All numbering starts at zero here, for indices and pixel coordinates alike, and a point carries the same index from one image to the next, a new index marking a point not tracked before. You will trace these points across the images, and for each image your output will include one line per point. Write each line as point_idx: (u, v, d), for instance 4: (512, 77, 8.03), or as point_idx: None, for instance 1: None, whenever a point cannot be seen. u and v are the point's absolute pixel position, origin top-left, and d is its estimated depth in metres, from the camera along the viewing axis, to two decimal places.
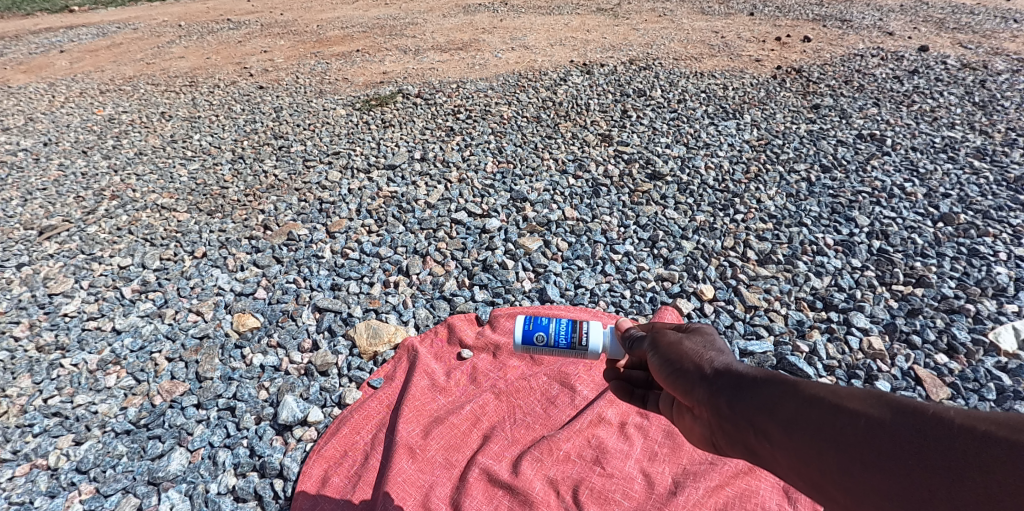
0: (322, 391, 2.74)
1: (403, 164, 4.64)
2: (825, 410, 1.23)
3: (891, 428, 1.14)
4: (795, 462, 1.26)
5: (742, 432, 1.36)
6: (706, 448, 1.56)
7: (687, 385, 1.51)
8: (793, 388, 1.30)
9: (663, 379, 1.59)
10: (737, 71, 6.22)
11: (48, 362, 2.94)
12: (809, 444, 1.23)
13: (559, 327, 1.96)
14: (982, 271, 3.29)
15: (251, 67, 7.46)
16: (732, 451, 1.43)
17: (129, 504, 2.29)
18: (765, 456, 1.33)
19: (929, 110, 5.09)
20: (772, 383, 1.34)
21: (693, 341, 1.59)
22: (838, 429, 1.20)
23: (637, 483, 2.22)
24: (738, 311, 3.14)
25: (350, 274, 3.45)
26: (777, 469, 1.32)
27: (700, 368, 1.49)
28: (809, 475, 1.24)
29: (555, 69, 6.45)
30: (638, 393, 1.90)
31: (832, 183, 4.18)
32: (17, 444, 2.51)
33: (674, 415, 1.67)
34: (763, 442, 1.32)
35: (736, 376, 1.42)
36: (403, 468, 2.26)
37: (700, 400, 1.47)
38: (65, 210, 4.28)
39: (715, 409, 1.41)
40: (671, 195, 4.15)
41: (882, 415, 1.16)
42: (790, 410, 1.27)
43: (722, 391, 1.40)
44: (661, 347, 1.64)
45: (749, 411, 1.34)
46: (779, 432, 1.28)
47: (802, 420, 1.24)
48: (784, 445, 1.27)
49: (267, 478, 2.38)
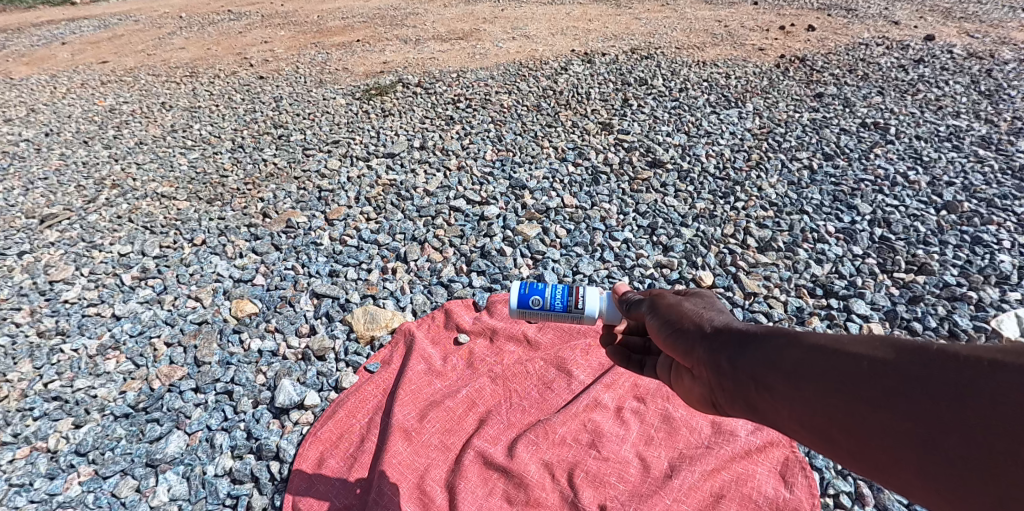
0: (319, 376, 2.74)
1: (403, 152, 4.63)
2: (827, 356, 1.16)
3: (895, 367, 1.05)
4: (797, 413, 1.19)
5: (743, 388, 1.31)
6: (707, 409, 1.52)
7: (688, 345, 1.47)
8: (793, 339, 1.24)
9: (662, 340, 1.57)
10: (740, 60, 6.17)
11: (48, 347, 2.95)
12: (810, 392, 1.16)
13: (555, 292, 1.95)
14: (986, 259, 3.26)
15: (252, 57, 7.44)
16: (735, 411, 1.39)
17: (127, 485, 2.30)
18: (769, 411, 1.27)
19: (935, 99, 5.03)
20: (772, 335, 1.29)
21: (694, 303, 1.58)
22: (840, 373, 1.12)
23: (632, 466, 2.22)
24: (737, 297, 3.13)
25: (348, 261, 3.45)
26: (781, 424, 1.25)
27: (701, 327, 1.47)
28: (813, 425, 1.16)
29: (556, 59, 6.41)
30: (636, 359, 1.90)
31: (835, 171, 4.15)
32: (17, 427, 2.53)
33: (672, 379, 1.66)
34: (763, 395, 1.26)
35: (737, 332, 1.38)
36: (398, 451, 2.27)
37: (700, 360, 1.43)
38: (66, 199, 4.29)
39: (716, 367, 1.37)
40: (671, 183, 4.13)
41: (886, 356, 1.08)
42: (792, 360, 1.21)
43: (722, 349, 1.36)
44: (660, 308, 1.63)
45: (749, 366, 1.29)
46: (780, 383, 1.22)
47: (802, 369, 1.18)
48: (785, 396, 1.21)
49: (263, 460, 2.39)
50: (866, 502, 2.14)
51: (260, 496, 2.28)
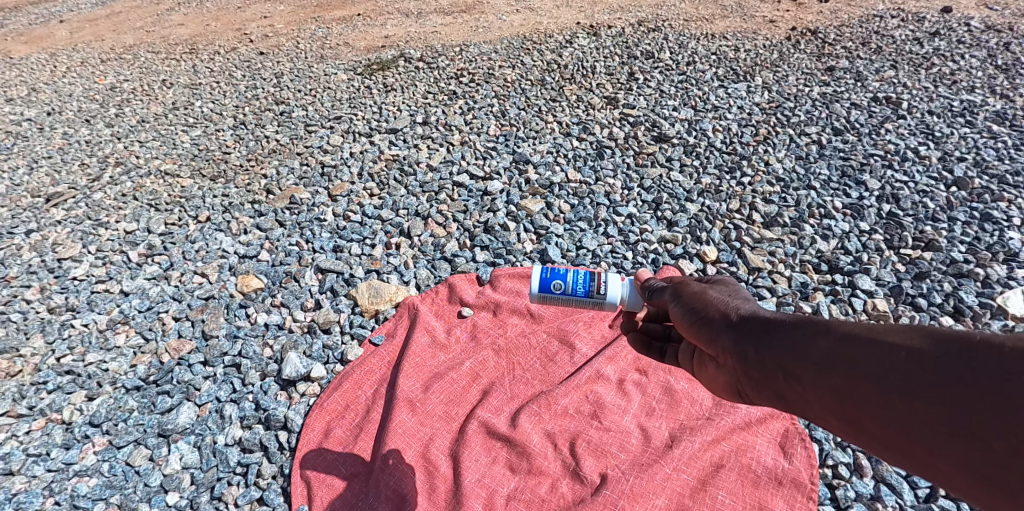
0: (324, 349, 2.79)
1: (405, 128, 4.60)
2: (860, 344, 1.15)
3: (933, 356, 1.05)
4: (825, 402, 1.20)
5: (772, 377, 1.31)
6: (732, 397, 1.52)
7: (713, 334, 1.47)
8: (825, 328, 1.23)
9: (687, 329, 1.56)
10: (750, 33, 6.04)
11: (60, 323, 3.00)
12: (838, 380, 1.16)
13: (576, 277, 1.93)
14: (995, 236, 3.22)
15: (252, 33, 7.36)
16: (762, 399, 1.39)
17: (140, 454, 2.37)
18: (797, 400, 1.27)
19: (949, 73, 4.91)
20: (802, 325, 1.28)
21: (719, 291, 1.57)
22: (873, 361, 1.12)
23: (634, 437, 2.25)
24: (741, 272, 3.13)
25: (351, 237, 3.47)
26: (810, 412, 1.25)
27: (726, 316, 1.46)
28: (843, 413, 1.16)
29: (561, 32, 6.29)
30: (656, 346, 1.87)
31: (844, 146, 4.09)
32: (32, 400, 2.59)
33: (694, 366, 1.64)
34: (790, 384, 1.27)
35: (763, 321, 1.37)
36: (403, 421, 2.32)
37: (725, 348, 1.43)
38: (71, 178, 4.30)
39: (742, 356, 1.37)
40: (677, 157, 4.09)
41: (922, 346, 1.07)
42: (822, 349, 1.20)
43: (748, 337, 1.37)
44: (684, 297, 1.61)
45: (777, 354, 1.29)
46: (808, 372, 1.22)
47: (833, 358, 1.18)
48: (812, 385, 1.21)
49: (272, 430, 2.45)
50: (864, 473, 2.17)
51: (269, 464, 2.34)
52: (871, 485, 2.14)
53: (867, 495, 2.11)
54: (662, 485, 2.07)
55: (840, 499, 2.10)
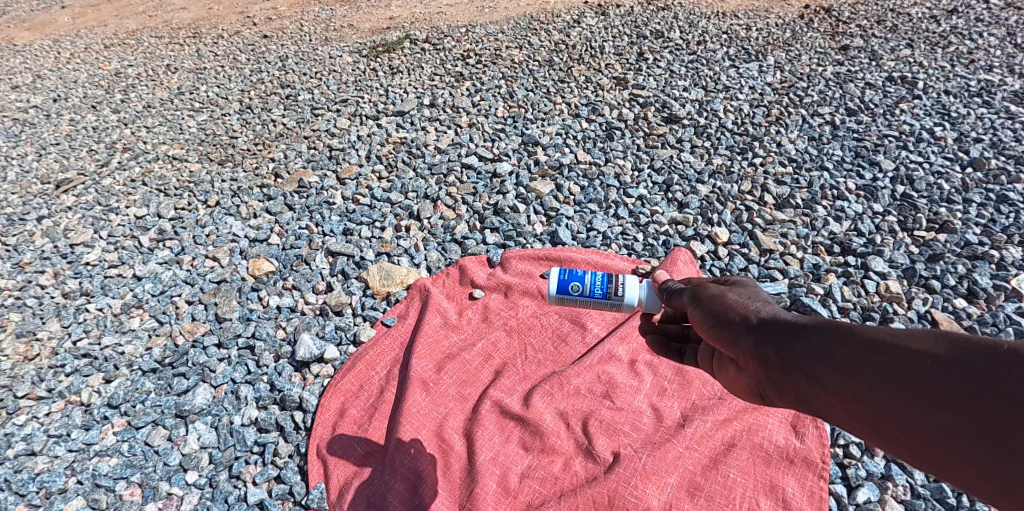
0: (337, 330, 2.81)
1: (412, 110, 4.57)
2: (885, 351, 1.14)
3: (956, 363, 1.04)
4: (851, 408, 1.18)
5: (795, 380, 1.29)
6: (753, 400, 1.50)
7: (733, 336, 1.45)
8: (846, 331, 1.22)
9: (706, 331, 1.53)
10: (762, 11, 5.93)
11: (74, 307, 3.03)
12: (864, 385, 1.15)
13: (594, 278, 1.92)
14: (1010, 218, 3.17)
15: (255, 16, 7.29)
16: (784, 403, 1.37)
17: (159, 435, 2.41)
18: (820, 404, 1.26)
19: (966, 52, 4.80)
20: (824, 329, 1.27)
21: (737, 293, 1.54)
22: (896, 367, 1.11)
23: (645, 416, 2.27)
24: (753, 254, 3.11)
25: (361, 220, 3.47)
26: (831, 415, 1.24)
27: (747, 319, 1.43)
28: (868, 418, 1.15)
29: (568, 11, 6.20)
30: (674, 347, 1.87)
31: (857, 127, 4.03)
32: (50, 383, 2.63)
33: (714, 367, 1.64)
34: (813, 388, 1.25)
35: (784, 324, 1.36)
36: (416, 402, 2.33)
37: (746, 351, 1.40)
38: (79, 164, 4.31)
39: (763, 359, 1.35)
40: (687, 138, 4.04)
41: (946, 353, 1.06)
42: (848, 356, 1.18)
43: (770, 340, 1.34)
44: (702, 299, 1.59)
45: (801, 359, 1.27)
46: (832, 377, 1.20)
47: (857, 363, 1.17)
48: (835, 389, 1.20)
49: (287, 410, 2.48)
50: (876, 452, 2.17)
51: (286, 444, 2.38)
52: (883, 464, 2.14)
53: (879, 474, 2.11)
54: (675, 463, 2.08)
55: (851, 477, 2.10)
